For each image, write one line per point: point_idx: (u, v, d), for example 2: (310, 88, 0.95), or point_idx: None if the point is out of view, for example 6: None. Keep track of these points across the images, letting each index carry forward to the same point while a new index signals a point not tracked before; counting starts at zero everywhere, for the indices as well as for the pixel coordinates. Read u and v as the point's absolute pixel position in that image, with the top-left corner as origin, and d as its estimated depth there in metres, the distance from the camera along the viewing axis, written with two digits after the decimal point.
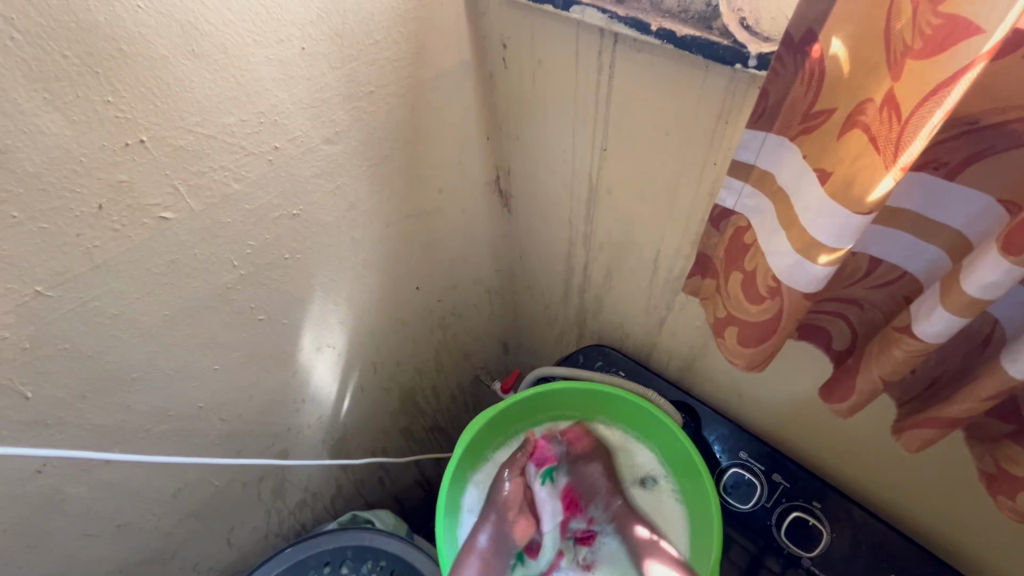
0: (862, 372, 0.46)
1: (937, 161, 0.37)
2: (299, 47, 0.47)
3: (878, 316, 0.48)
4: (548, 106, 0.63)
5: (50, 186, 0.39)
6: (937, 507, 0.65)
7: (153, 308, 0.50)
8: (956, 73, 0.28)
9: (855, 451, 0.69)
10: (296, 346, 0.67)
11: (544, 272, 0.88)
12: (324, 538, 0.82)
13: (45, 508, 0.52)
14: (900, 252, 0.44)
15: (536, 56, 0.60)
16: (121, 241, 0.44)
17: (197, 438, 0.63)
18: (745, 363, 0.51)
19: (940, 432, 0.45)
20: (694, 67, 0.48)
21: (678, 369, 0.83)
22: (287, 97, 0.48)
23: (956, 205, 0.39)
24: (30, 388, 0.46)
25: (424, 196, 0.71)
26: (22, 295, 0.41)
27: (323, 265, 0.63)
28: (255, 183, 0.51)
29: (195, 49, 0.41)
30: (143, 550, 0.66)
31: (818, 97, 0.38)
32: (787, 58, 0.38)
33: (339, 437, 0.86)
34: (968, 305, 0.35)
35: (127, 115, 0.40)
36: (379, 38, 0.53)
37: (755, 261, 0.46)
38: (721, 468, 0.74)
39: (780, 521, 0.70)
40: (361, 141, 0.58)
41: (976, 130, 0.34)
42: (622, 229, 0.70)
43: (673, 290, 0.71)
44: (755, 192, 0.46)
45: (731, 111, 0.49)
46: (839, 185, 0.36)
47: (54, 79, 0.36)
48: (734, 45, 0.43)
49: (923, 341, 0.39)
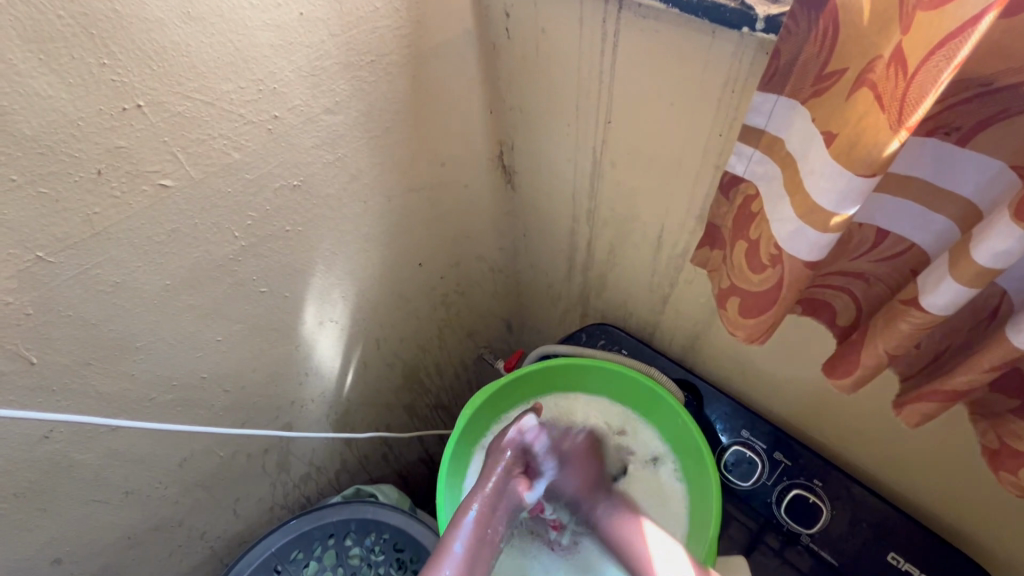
0: (866, 346, 0.45)
1: (948, 126, 0.36)
2: (297, 12, 0.46)
3: (884, 290, 0.47)
4: (552, 77, 0.62)
5: (49, 150, 0.38)
6: (939, 486, 0.65)
7: (155, 278, 0.50)
8: (966, 23, 0.28)
9: (858, 431, 0.68)
10: (299, 320, 0.68)
11: (547, 250, 0.87)
12: (328, 511, 0.83)
13: (53, 473, 0.54)
14: (908, 224, 0.43)
15: (539, 24, 0.58)
16: (122, 208, 0.44)
17: (202, 409, 0.63)
18: (744, 334, 0.51)
19: (944, 404, 0.44)
20: (700, 33, 0.47)
21: (681, 348, 0.83)
22: (286, 65, 0.48)
23: (967, 173, 0.38)
24: (34, 354, 0.46)
25: (426, 170, 0.70)
26: (24, 260, 0.41)
27: (324, 238, 0.63)
28: (255, 152, 0.50)
29: (191, 11, 0.40)
30: (151, 518, 0.67)
31: (831, 57, 0.38)
32: (801, 16, 0.38)
33: (343, 411, 0.87)
34: (979, 274, 0.34)
35: (124, 79, 0.39)
36: (380, 4, 0.52)
37: (760, 230, 0.46)
38: (722, 446, 0.74)
39: (780, 498, 0.70)
40: (361, 112, 0.57)
41: (989, 92, 0.33)
42: (626, 204, 0.69)
43: (677, 267, 0.71)
44: (764, 158, 0.46)
45: (737, 80, 0.48)
46: (844, 148, 0.35)
47: (48, 40, 0.35)
48: (742, 7, 0.41)
49: (930, 314, 0.38)
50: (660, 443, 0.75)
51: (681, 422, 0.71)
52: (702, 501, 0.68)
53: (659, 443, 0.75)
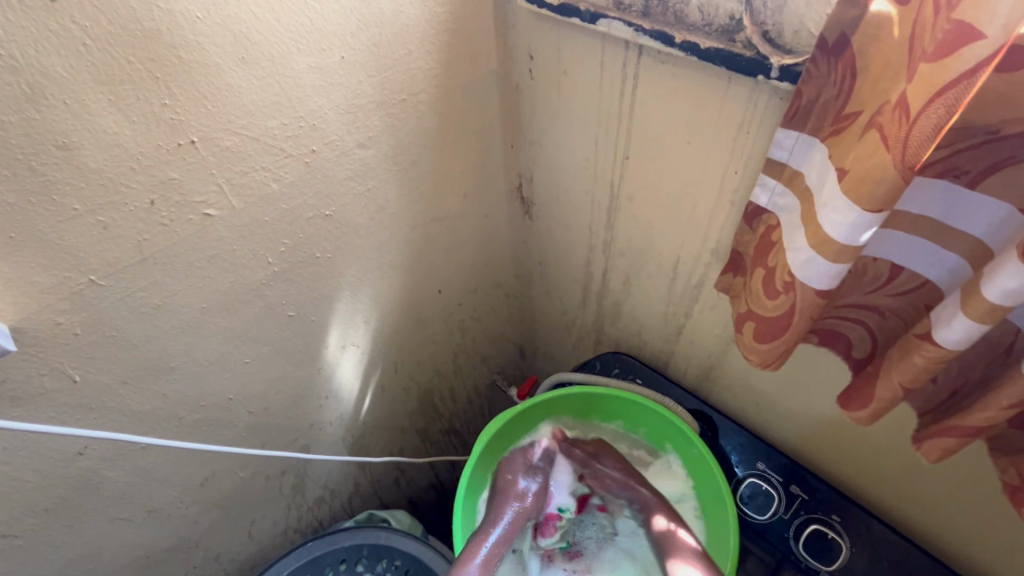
0: (882, 378, 0.46)
1: (957, 169, 0.38)
2: (338, 56, 0.50)
3: (899, 324, 0.48)
4: (572, 114, 0.65)
5: (109, 182, 0.41)
6: (961, 523, 0.64)
7: (193, 300, 0.53)
8: (963, 75, 0.30)
9: (876, 465, 0.68)
10: (322, 343, 0.70)
11: (563, 278, 0.89)
12: (342, 536, 0.83)
13: (83, 490, 0.55)
14: (922, 260, 0.44)
15: (562, 67, 0.62)
16: (169, 235, 0.47)
17: (226, 429, 0.65)
18: (758, 359, 0.52)
19: (961, 441, 0.44)
20: (717, 78, 0.50)
21: (695, 377, 0.83)
22: (326, 103, 0.51)
23: (977, 215, 0.39)
24: (77, 372, 0.48)
25: (449, 201, 0.73)
26: (76, 284, 0.44)
27: (350, 264, 0.66)
28: (292, 183, 0.53)
29: (245, 57, 0.44)
30: (170, 538, 0.68)
31: (847, 100, 0.40)
32: (821, 61, 0.40)
33: (358, 435, 0.88)
34: (991, 311, 0.35)
35: (181, 117, 0.42)
36: (413, 48, 0.56)
37: (777, 258, 0.48)
38: (737, 478, 0.74)
39: (798, 534, 0.69)
40: (391, 146, 0.60)
41: (996, 140, 0.35)
42: (642, 236, 0.71)
43: (692, 298, 0.72)
44: (786, 191, 0.48)
45: (752, 121, 0.50)
46: (852, 185, 0.37)
47: (119, 83, 0.38)
48: (756, 57, 0.44)
49: (943, 348, 0.39)
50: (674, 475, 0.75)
51: (696, 452, 0.71)
52: (719, 536, 0.68)
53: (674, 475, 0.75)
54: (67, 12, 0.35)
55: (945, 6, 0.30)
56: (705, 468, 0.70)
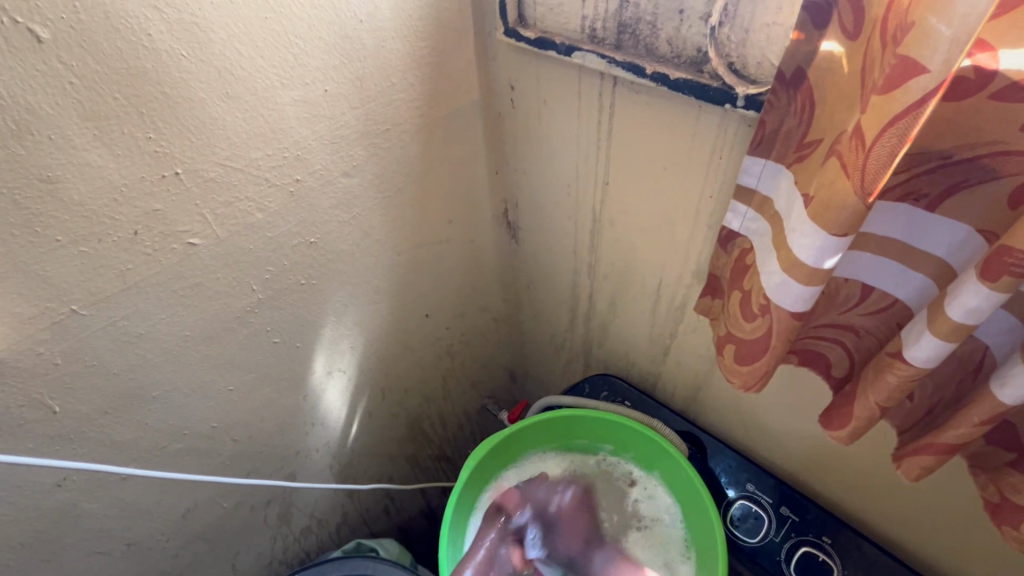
0: (859, 398, 0.46)
1: (917, 193, 0.39)
2: (322, 89, 0.51)
3: (873, 343, 0.49)
4: (554, 142, 0.67)
5: (92, 214, 0.42)
6: (950, 543, 0.64)
7: (176, 329, 0.53)
8: (911, 106, 0.31)
9: (864, 485, 0.68)
10: (308, 370, 0.70)
11: (550, 301, 0.90)
12: (328, 567, 0.82)
13: (60, 523, 0.54)
14: (890, 280, 0.45)
15: (541, 97, 0.63)
16: (152, 264, 0.48)
17: (209, 458, 0.64)
18: (740, 381, 0.52)
19: (939, 458, 0.44)
20: (688, 107, 0.52)
21: (683, 399, 0.83)
22: (310, 134, 0.52)
23: (938, 235, 0.40)
24: (57, 403, 0.48)
25: (435, 226, 0.74)
26: (58, 313, 0.44)
27: (336, 290, 0.66)
28: (277, 213, 0.54)
29: (229, 91, 0.45)
30: (150, 572, 0.67)
31: (809, 128, 0.42)
32: (781, 92, 0.42)
33: (346, 462, 0.87)
34: (954, 330, 0.36)
35: (165, 150, 0.44)
36: (396, 80, 0.57)
37: (751, 281, 0.49)
38: (728, 500, 0.73)
39: (789, 557, 0.68)
40: (376, 174, 0.62)
41: (951, 164, 0.36)
42: (625, 259, 0.72)
43: (675, 319, 0.73)
44: (757, 216, 0.49)
45: (724, 147, 0.52)
46: (818, 210, 0.38)
47: (104, 118, 0.40)
48: (723, 86, 0.46)
49: (914, 366, 0.40)
50: (661, 498, 0.74)
51: (684, 474, 0.71)
52: (707, 560, 0.67)
53: (661, 499, 0.74)
54: (55, 53, 0.36)
55: (891, 42, 0.32)
56: (692, 489, 0.70)
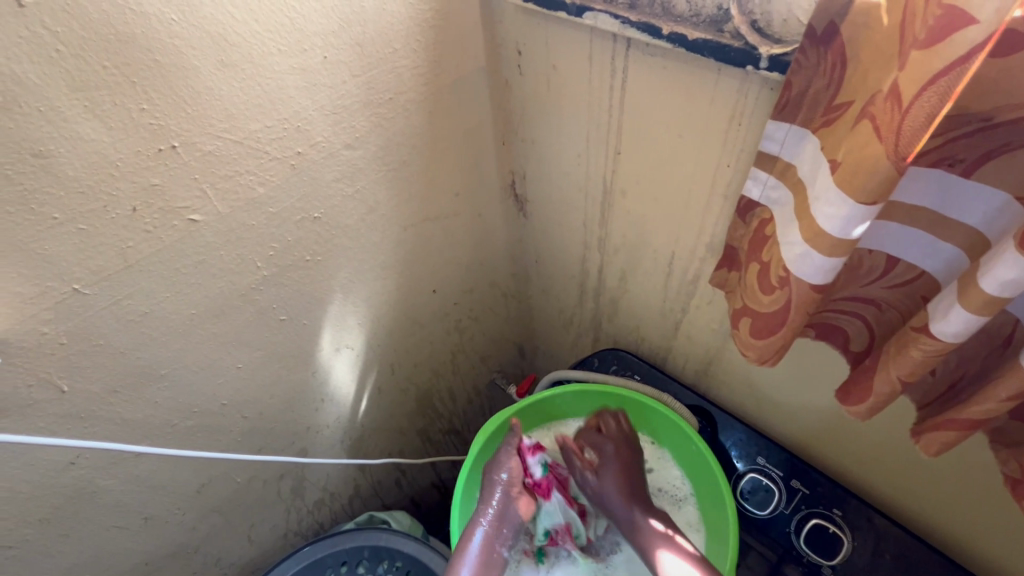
0: (879, 373, 0.45)
1: (952, 158, 0.37)
2: (321, 56, 0.49)
3: (896, 317, 0.47)
4: (563, 110, 0.64)
5: (89, 189, 0.41)
6: (962, 516, 0.63)
7: (180, 307, 0.52)
8: (956, 61, 0.29)
9: (876, 458, 0.67)
10: (316, 347, 0.69)
11: (559, 275, 0.89)
12: (342, 538, 0.83)
13: (77, 499, 0.55)
14: (918, 250, 0.43)
15: (551, 62, 0.61)
16: (154, 241, 0.47)
17: (221, 435, 0.65)
18: (756, 355, 0.51)
19: (961, 434, 0.43)
20: (707, 70, 0.49)
21: (694, 373, 0.83)
22: (310, 104, 0.50)
23: (973, 203, 0.38)
24: (65, 382, 0.48)
25: (441, 200, 0.72)
26: (61, 292, 0.44)
27: (341, 266, 0.65)
28: (279, 186, 0.53)
29: (225, 59, 0.43)
30: (169, 544, 0.68)
31: (839, 89, 0.39)
32: (810, 51, 0.39)
33: (357, 437, 0.87)
34: (987, 303, 0.35)
35: (160, 122, 0.42)
36: (398, 46, 0.55)
37: (770, 253, 0.47)
38: (737, 473, 0.74)
39: (799, 528, 0.69)
40: (379, 146, 0.60)
41: (990, 126, 0.34)
42: (636, 232, 0.70)
43: (688, 292, 0.71)
44: (778, 184, 0.47)
45: (744, 113, 0.49)
46: (847, 175, 0.36)
47: (94, 89, 0.38)
48: (745, 46, 0.43)
49: (940, 341, 0.38)
50: (683, 484, 0.74)
51: (701, 460, 0.69)
52: (719, 550, 0.66)
53: (682, 484, 0.74)
54: (37, 18, 0.34)
55: None
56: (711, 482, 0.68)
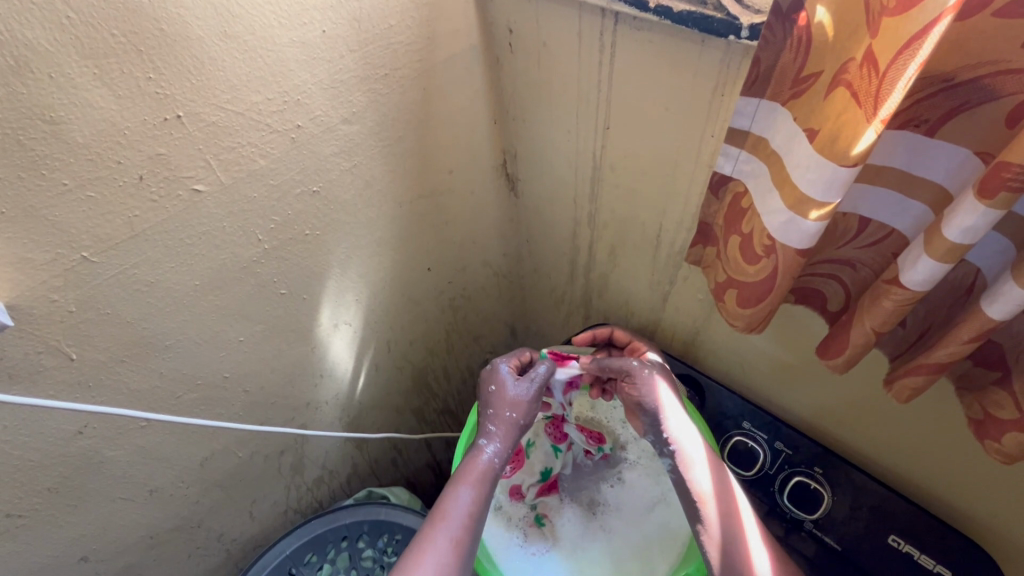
0: (855, 323, 0.48)
1: (917, 119, 0.40)
2: (320, 30, 0.50)
3: (869, 274, 0.51)
4: (553, 87, 0.66)
5: (98, 157, 0.42)
6: (933, 467, 0.67)
7: (184, 279, 0.53)
8: (928, 25, 0.31)
9: (854, 417, 0.71)
10: (315, 322, 0.71)
11: (550, 253, 0.91)
12: (342, 513, 0.85)
13: (84, 469, 0.56)
14: (888, 211, 0.46)
15: (541, 39, 0.63)
16: (159, 211, 0.48)
17: (222, 408, 0.66)
18: (744, 324, 0.54)
19: (929, 377, 0.46)
20: (692, 43, 0.51)
21: (681, 345, 0.86)
22: (309, 78, 0.52)
23: (937, 161, 0.41)
24: (74, 350, 0.49)
25: (435, 177, 0.74)
26: (71, 260, 0.45)
27: (339, 241, 0.66)
28: (279, 159, 0.54)
29: (227, 30, 0.44)
30: (172, 518, 0.69)
31: (806, 61, 0.42)
32: (776, 26, 0.42)
33: (355, 414, 0.89)
34: (950, 250, 0.38)
35: (166, 91, 0.43)
36: (393, 22, 0.56)
37: (750, 224, 0.50)
38: (725, 438, 0.77)
39: (783, 487, 0.74)
40: (376, 121, 0.61)
41: (950, 87, 0.37)
42: (625, 206, 0.73)
43: (675, 264, 0.74)
44: (750, 158, 0.50)
45: (726, 83, 0.52)
46: (827, 143, 0.39)
47: (103, 57, 0.39)
48: (727, 17, 0.45)
49: (910, 290, 0.41)
50: None
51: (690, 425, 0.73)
52: None
53: None
54: None
55: None
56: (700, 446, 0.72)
